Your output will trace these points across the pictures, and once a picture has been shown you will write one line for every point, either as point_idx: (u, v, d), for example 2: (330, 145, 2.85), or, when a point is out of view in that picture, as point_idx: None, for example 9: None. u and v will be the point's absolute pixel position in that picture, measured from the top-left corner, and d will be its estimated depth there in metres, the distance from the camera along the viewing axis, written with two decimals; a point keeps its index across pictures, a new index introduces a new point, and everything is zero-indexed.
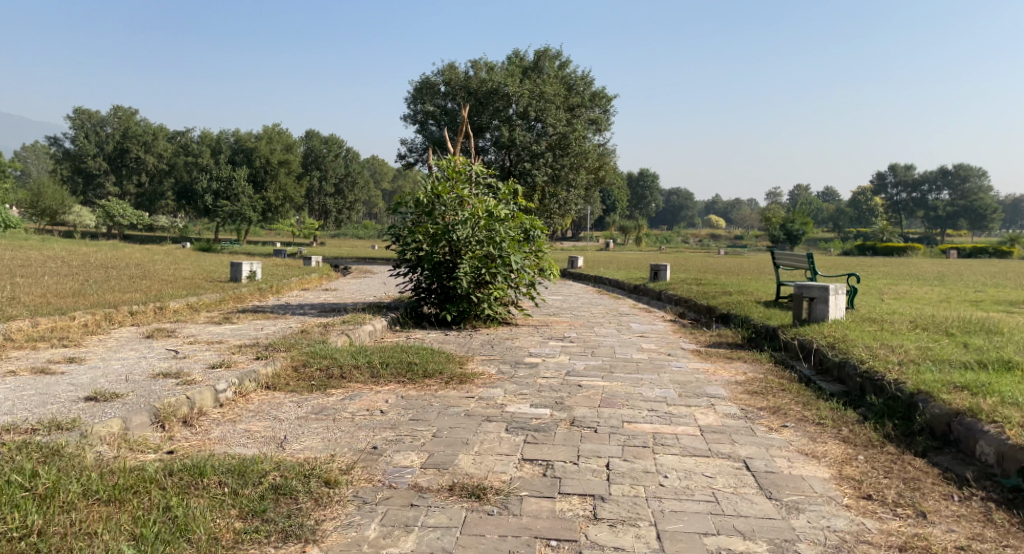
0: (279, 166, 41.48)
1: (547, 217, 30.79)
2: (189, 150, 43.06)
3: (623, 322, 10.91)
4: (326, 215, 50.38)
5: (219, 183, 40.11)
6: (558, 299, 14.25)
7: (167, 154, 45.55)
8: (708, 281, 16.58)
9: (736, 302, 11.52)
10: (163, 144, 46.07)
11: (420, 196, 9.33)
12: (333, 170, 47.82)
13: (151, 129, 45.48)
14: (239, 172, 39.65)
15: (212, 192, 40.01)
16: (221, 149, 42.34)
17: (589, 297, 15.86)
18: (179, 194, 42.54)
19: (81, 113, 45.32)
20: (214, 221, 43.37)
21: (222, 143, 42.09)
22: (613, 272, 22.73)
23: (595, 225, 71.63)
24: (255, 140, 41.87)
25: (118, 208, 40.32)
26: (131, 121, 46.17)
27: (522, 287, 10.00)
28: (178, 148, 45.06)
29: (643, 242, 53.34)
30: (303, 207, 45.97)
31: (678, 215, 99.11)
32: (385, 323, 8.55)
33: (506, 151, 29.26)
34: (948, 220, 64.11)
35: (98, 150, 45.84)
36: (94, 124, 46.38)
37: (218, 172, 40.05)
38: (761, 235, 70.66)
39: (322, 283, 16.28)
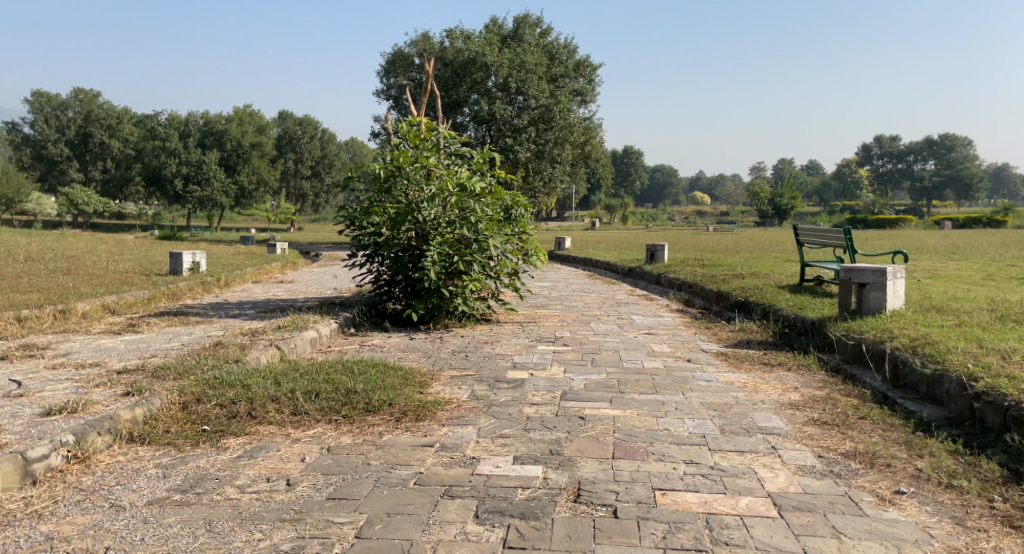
0: (250, 149, 39.37)
1: (531, 195, 29.10)
2: (154, 133, 40.85)
3: (624, 315, 9.33)
4: (301, 199, 48.40)
5: (187, 167, 38.00)
6: (545, 287, 12.69)
7: (132, 137, 43.85)
8: (711, 261, 15.04)
9: (753, 287, 9.94)
10: (126, 127, 44.75)
11: (374, 168, 7.64)
12: (308, 151, 45.84)
13: (113, 111, 44.25)
14: (207, 155, 37.50)
15: (181, 176, 37.94)
16: (188, 132, 40.24)
17: (580, 284, 14.27)
18: (145, 179, 40.32)
19: (37, 95, 42.92)
20: (183, 208, 41.27)
21: (190, 125, 39.94)
22: (603, 253, 21.17)
23: (581, 204, 69.87)
24: (226, 121, 39.75)
25: (79, 195, 38.06)
26: (92, 103, 43.98)
27: (503, 277, 8.35)
28: (142, 131, 42.83)
29: (629, 221, 51.82)
30: (276, 191, 43.99)
31: (662, 193, 97.59)
32: (333, 327, 6.89)
33: (486, 125, 27.54)
34: (936, 190, 62.92)
35: (58, 134, 43.51)
36: (52, 107, 43.99)
37: (185, 155, 37.92)
38: (749, 210, 69.22)
39: (281, 273, 14.54)
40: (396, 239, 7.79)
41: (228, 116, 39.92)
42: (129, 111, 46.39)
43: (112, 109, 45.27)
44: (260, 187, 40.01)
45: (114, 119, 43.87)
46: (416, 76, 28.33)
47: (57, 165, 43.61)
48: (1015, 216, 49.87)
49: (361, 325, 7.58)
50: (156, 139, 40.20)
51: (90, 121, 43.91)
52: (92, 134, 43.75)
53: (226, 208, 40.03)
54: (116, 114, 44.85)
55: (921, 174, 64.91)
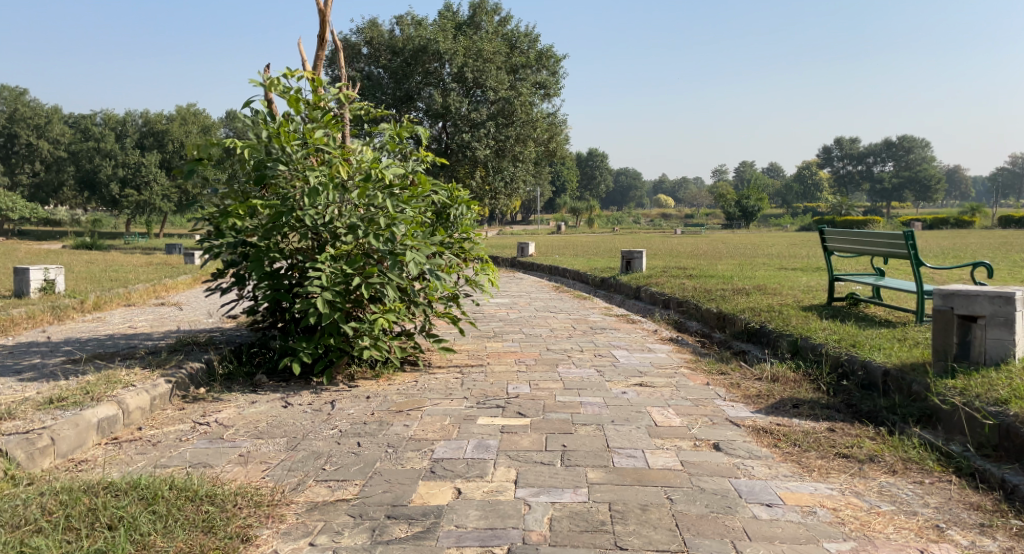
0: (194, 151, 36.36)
1: (492, 197, 26.68)
2: (86, 134, 37.74)
3: (602, 350, 6.94)
4: None
5: (124, 170, 34.96)
6: (500, 309, 10.33)
7: (62, 139, 40.94)
8: (698, 270, 12.82)
9: (767, 308, 7.64)
10: (56, 128, 41.87)
11: (235, 144, 5.14)
12: None
13: (41, 111, 41.05)
14: (144, 157, 34.48)
15: (117, 180, 34.97)
16: (123, 132, 37.30)
17: (544, 300, 11.91)
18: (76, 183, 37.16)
19: None
20: (119, 214, 38.15)
21: (127, 125, 37.01)
22: (570, 259, 18.91)
23: (545, 208, 67.61)
24: (167, 122, 36.83)
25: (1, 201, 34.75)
26: (18, 102, 41.12)
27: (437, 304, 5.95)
28: (76, 131, 39.69)
29: (595, 224, 49.71)
30: None
31: (627, 196, 95.88)
32: (142, 402, 4.22)
33: (441, 120, 25.20)
34: (896, 191, 61.73)
35: None
36: None
37: (121, 158, 34.90)
38: (714, 212, 67.58)
39: (185, 291, 11.99)
40: (273, 248, 5.27)
41: (168, 115, 36.97)
42: (60, 110, 43.19)
43: (41, 109, 42.17)
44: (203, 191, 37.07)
45: (42, 118, 40.59)
46: (363, 68, 26.34)
47: None
48: (985, 216, 48.61)
49: (217, 384, 4.98)
50: (88, 141, 37.07)
51: (16, 121, 40.69)
52: (17, 135, 40.68)
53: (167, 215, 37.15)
54: (48, 114, 41.80)
55: (878, 175, 63.88)
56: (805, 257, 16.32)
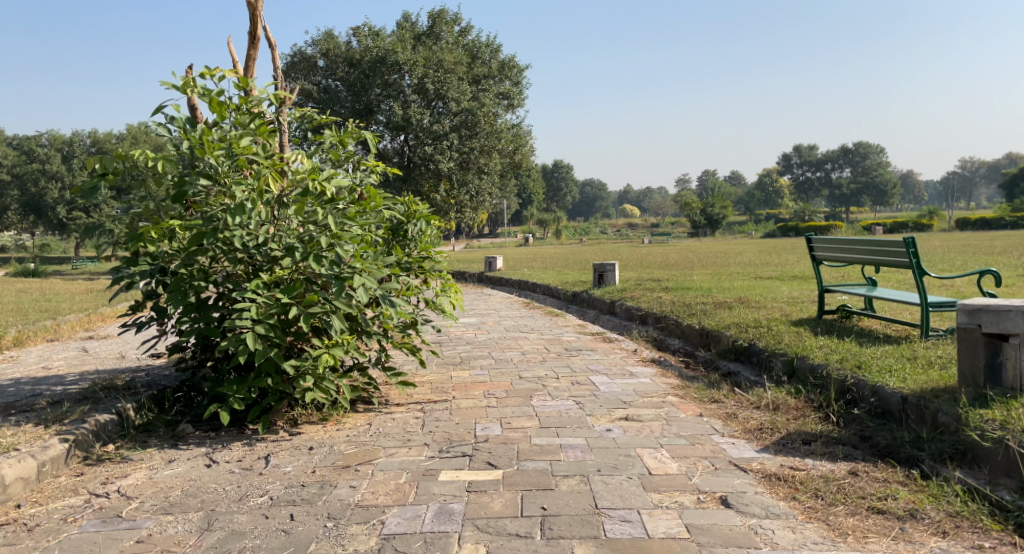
0: None
1: (457, 212, 26.03)
2: (36, 155, 36.43)
3: (580, 376, 6.31)
4: None
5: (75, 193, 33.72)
6: (467, 330, 9.68)
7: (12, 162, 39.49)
8: (673, 281, 12.27)
9: (754, 324, 7.07)
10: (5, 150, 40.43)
11: (148, 156, 4.50)
12: None
13: None
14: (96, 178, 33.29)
15: (69, 204, 33.82)
16: (74, 154, 36.15)
17: (514, 319, 11.29)
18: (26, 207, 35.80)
19: None
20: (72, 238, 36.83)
21: (78, 146, 35.83)
22: (540, 273, 18.32)
23: (512, 220, 67.07)
24: (119, 141, 35.68)
25: None
26: None
27: (393, 332, 5.33)
28: (24, 154, 38.24)
29: (562, 236, 49.26)
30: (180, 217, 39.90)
31: (594, 207, 95.80)
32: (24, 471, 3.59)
33: (402, 133, 24.68)
34: (857, 196, 62.12)
35: None
36: None
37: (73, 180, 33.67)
38: (680, 220, 67.54)
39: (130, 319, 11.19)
40: (198, 274, 4.64)
41: (121, 134, 35.82)
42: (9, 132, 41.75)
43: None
44: None
45: None
46: (321, 81, 25.90)
47: None
48: (947, 218, 48.92)
49: (130, 439, 4.38)
50: (37, 163, 35.74)
51: None
52: None
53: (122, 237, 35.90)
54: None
55: (839, 180, 64.33)
56: (780, 264, 15.89)
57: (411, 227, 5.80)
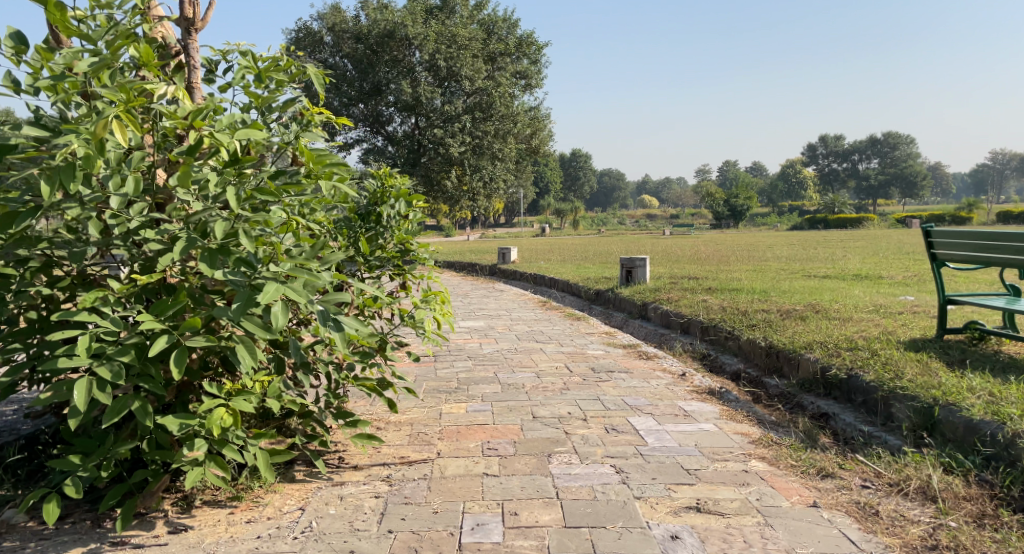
0: None
1: (469, 200, 24.23)
2: None
3: (615, 417, 4.65)
4: None
5: None
6: (470, 342, 7.98)
7: None
8: (715, 280, 10.55)
9: (846, 343, 5.36)
10: None
11: None
12: None
13: None
14: None
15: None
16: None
17: (529, 323, 9.60)
18: None
19: None
20: None
21: None
22: (557, 266, 16.58)
23: (529, 210, 65.26)
24: None
25: None
26: None
27: (349, 360, 3.68)
28: None
29: (578, 226, 47.40)
30: None
31: (611, 197, 93.67)
32: None
33: (411, 113, 23.04)
34: (885, 190, 59.60)
35: None
36: None
37: None
38: (701, 211, 65.28)
39: None
40: (29, 276, 2.98)
41: None
42: None
43: None
44: None
45: None
46: (326, 58, 24.33)
47: None
48: (985, 212, 46.47)
49: None
50: None
51: None
52: None
53: None
54: None
55: (868, 171, 61.73)
56: (832, 261, 13.99)
57: (384, 210, 4.60)
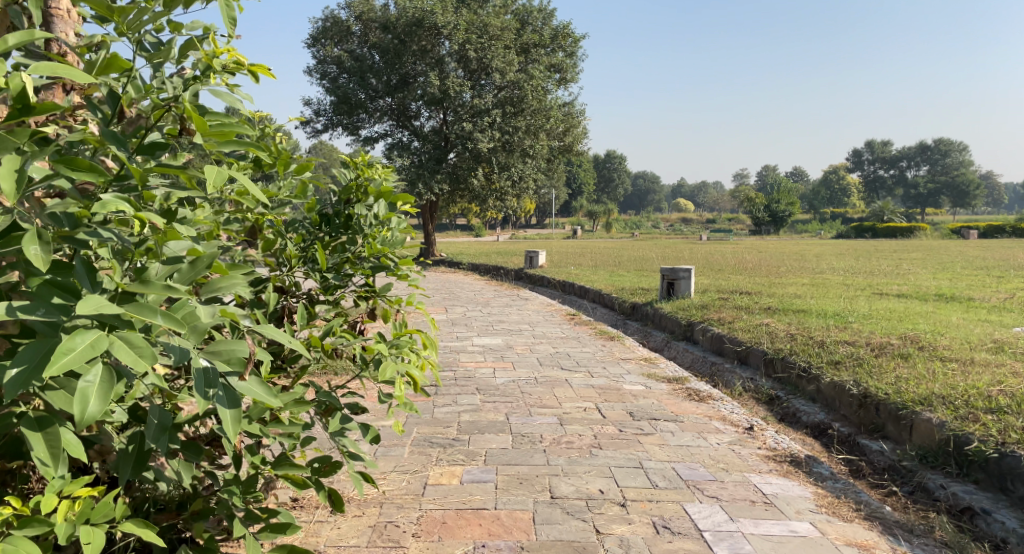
0: None
1: (497, 200, 22.85)
2: None
3: (668, 505, 3.33)
4: None
5: None
6: (483, 370, 6.66)
7: None
8: (772, 297, 9.10)
9: (980, 400, 3.98)
10: None
11: None
12: None
13: None
14: None
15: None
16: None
17: (554, 342, 8.26)
18: None
19: None
20: None
21: None
22: (589, 273, 15.16)
23: (561, 212, 63.63)
24: None
25: None
26: None
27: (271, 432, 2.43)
28: None
29: (611, 229, 45.74)
30: None
31: (645, 200, 91.68)
32: None
33: (438, 106, 21.78)
34: (932, 199, 57.02)
35: None
36: None
37: None
38: (739, 216, 63.15)
39: None
40: None
41: None
42: None
43: None
44: None
45: None
46: (353, 47, 23.19)
47: None
48: None
49: None
50: None
51: None
52: None
53: None
54: None
55: (915, 179, 59.25)
56: (899, 276, 12.41)
57: (358, 211, 3.41)
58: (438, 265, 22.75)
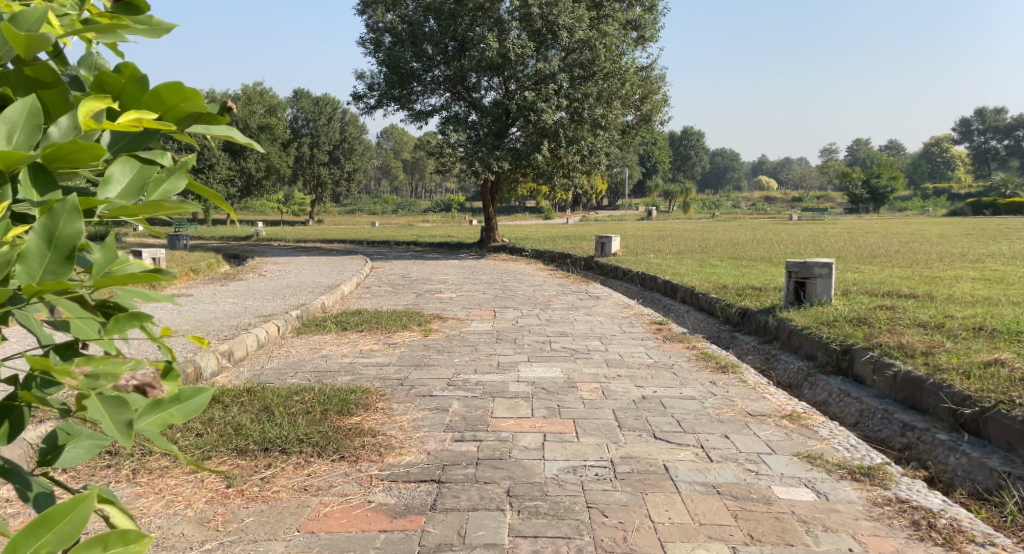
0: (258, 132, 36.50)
1: (565, 176, 19.99)
2: None
3: None
4: (315, 189, 42.77)
5: None
6: (530, 442, 4.12)
7: None
8: (958, 304, 6.20)
9: None
10: None
11: None
12: (325, 135, 41.07)
13: None
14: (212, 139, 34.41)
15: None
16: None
17: (637, 374, 5.66)
18: None
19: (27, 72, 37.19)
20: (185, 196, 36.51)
21: None
22: (677, 263, 12.36)
23: (635, 191, 60.26)
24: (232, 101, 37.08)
25: None
26: None
27: None
28: None
29: (690, 209, 42.33)
30: (273, 174, 38.23)
31: (726, 177, 87.15)
32: None
33: (498, 72, 19.09)
34: None
35: None
36: None
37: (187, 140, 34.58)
38: (828, 193, 58.35)
39: None
40: None
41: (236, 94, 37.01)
42: None
43: None
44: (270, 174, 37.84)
45: None
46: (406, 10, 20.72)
47: None
48: None
49: None
50: None
51: None
52: None
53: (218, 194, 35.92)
54: None
55: None
56: None
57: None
58: (497, 252, 20.20)
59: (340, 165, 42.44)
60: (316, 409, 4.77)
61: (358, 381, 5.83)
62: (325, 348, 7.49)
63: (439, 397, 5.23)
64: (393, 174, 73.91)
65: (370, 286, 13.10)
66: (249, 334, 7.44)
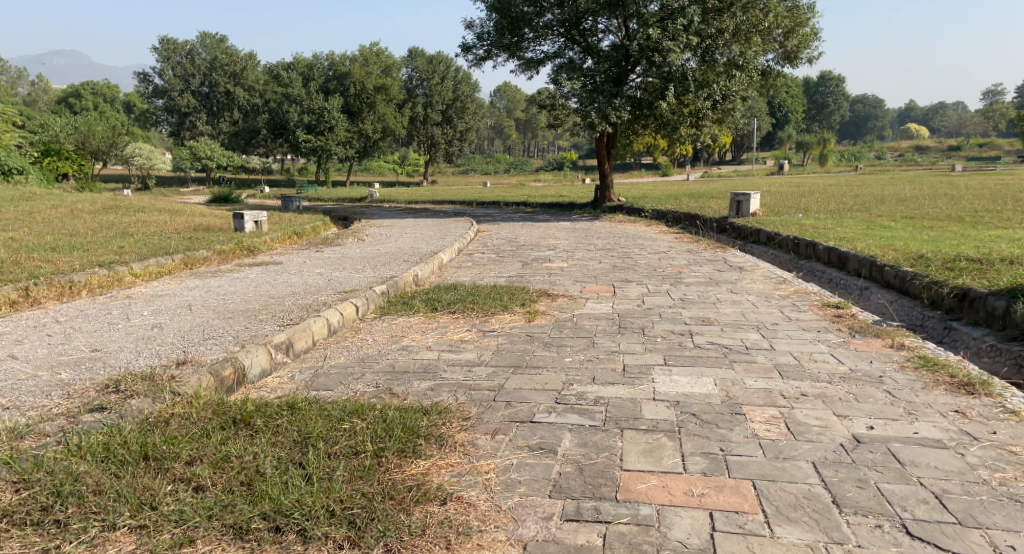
0: (374, 92, 35.82)
1: (693, 126, 17.84)
2: (279, 79, 36.70)
3: None
4: (428, 149, 41.92)
5: (310, 116, 34.64)
6: (691, 536, 2.70)
7: (259, 85, 39.66)
8: None
9: None
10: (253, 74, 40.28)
11: None
12: (439, 93, 40.07)
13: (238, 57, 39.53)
14: (330, 101, 34.10)
15: (303, 126, 34.63)
16: (311, 76, 36.36)
17: (828, 396, 3.90)
18: (270, 129, 36.44)
19: (166, 42, 38.33)
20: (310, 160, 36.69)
21: (313, 68, 36.99)
22: (837, 224, 10.33)
23: (763, 143, 56.58)
24: (350, 63, 36.49)
25: (203, 148, 35.92)
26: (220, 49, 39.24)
27: None
28: (273, 86, 38.07)
29: (827, 162, 38.89)
30: (389, 136, 37.68)
31: (863, 128, 81.11)
32: None
33: (617, 9, 17.07)
34: None
35: (184, 84, 39.05)
36: (181, 54, 39.06)
37: (308, 103, 34.49)
38: (987, 141, 52.81)
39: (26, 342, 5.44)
40: None
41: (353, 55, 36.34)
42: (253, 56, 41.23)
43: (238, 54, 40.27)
44: (386, 136, 36.38)
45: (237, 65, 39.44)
46: None
47: (186, 116, 39.51)
48: None
49: None
50: (280, 87, 36.19)
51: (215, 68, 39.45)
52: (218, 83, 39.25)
53: (337, 157, 35.74)
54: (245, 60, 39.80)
55: None
56: None
57: None
58: (615, 212, 18.45)
59: (453, 124, 41.37)
60: (365, 448, 3.32)
61: (434, 394, 4.34)
62: (406, 336, 6.07)
63: (540, 428, 3.69)
64: (508, 131, 72.67)
65: (473, 252, 11.71)
66: (317, 318, 6.09)
